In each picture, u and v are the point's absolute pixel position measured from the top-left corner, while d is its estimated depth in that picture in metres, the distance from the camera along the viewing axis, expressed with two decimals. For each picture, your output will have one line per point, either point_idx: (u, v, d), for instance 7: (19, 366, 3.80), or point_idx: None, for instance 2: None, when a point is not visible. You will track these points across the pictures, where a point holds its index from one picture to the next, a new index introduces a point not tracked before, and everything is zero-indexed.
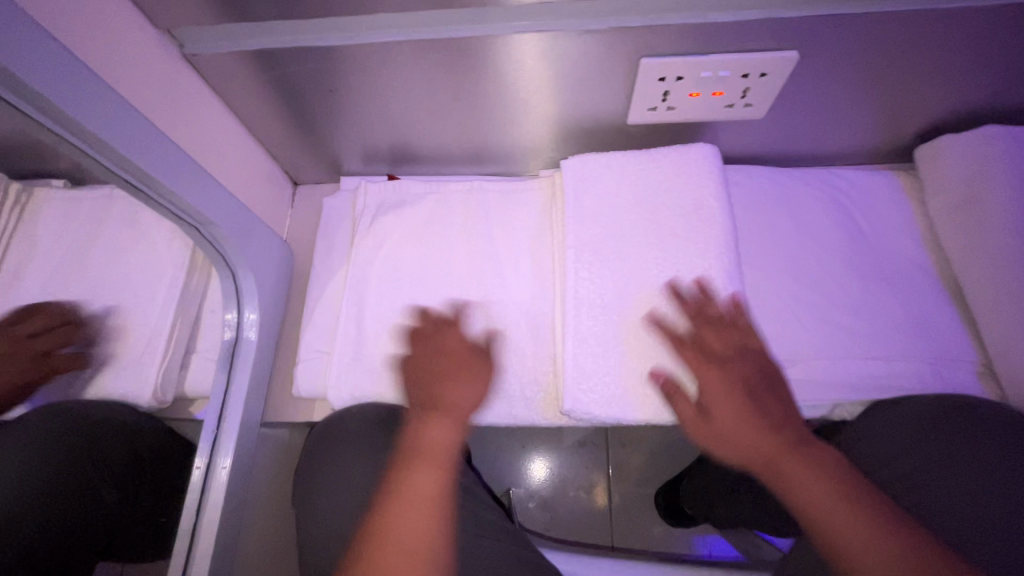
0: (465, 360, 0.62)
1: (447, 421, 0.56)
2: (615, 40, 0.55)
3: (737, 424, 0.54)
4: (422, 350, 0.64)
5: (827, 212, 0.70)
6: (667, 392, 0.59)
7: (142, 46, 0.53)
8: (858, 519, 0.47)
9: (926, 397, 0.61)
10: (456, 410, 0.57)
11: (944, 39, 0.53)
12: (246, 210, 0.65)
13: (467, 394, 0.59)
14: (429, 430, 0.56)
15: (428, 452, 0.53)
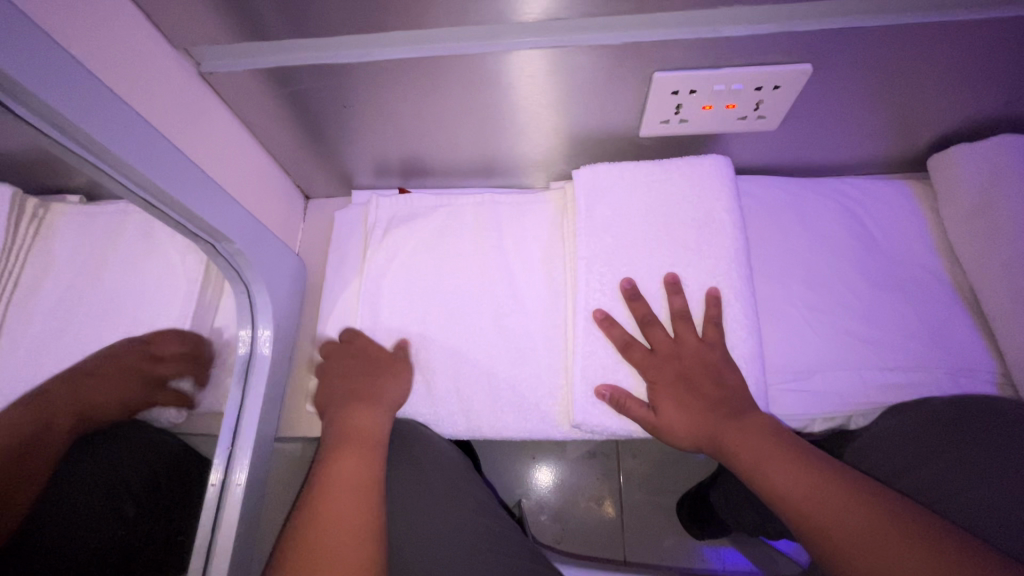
0: (380, 400, 0.65)
1: (358, 451, 0.59)
2: (631, 55, 0.55)
3: (682, 414, 0.58)
4: (390, 390, 0.66)
5: (837, 219, 0.71)
6: (618, 402, 0.61)
7: (159, 64, 0.53)
8: (800, 474, 0.51)
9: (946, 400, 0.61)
10: (364, 437, 0.61)
11: (952, 51, 0.54)
12: (259, 226, 0.65)
13: (377, 422, 0.63)
14: (342, 462, 0.58)
15: (342, 482, 0.56)
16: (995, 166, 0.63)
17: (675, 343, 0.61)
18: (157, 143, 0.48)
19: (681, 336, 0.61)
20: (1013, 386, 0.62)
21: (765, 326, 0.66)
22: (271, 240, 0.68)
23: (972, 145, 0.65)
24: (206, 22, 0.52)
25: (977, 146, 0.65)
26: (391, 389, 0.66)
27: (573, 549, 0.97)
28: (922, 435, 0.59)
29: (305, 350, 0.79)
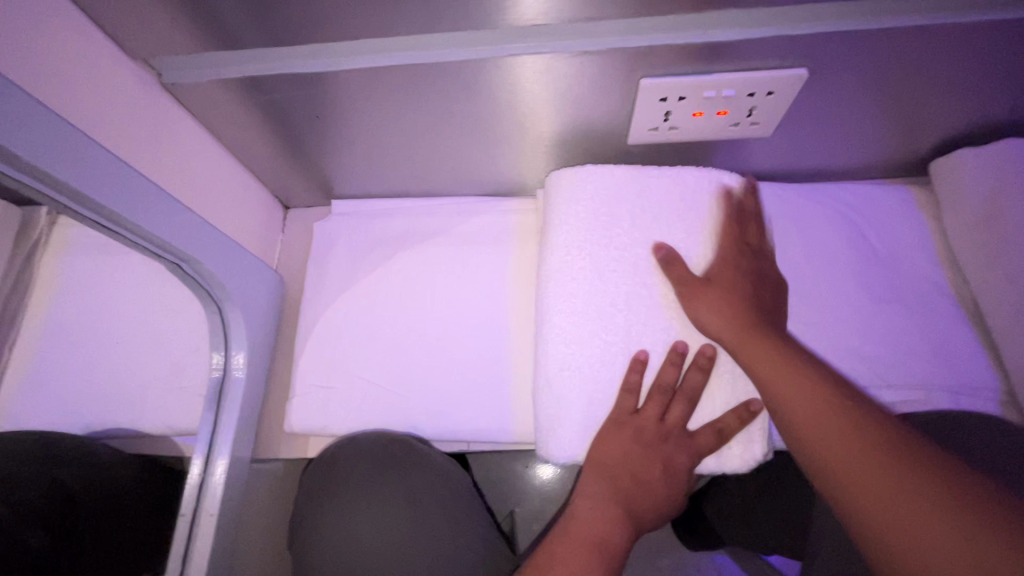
0: (603, 467, 0.54)
1: (601, 503, 0.53)
2: (615, 61, 0.52)
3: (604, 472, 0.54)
4: (626, 447, 0.54)
5: (836, 228, 0.68)
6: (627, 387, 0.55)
7: (113, 75, 0.50)
8: (884, 463, 0.38)
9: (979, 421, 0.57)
10: (607, 544, 0.51)
11: (956, 54, 0.51)
12: (229, 241, 0.62)
13: (590, 514, 0.53)
14: (581, 509, 0.54)
15: (570, 532, 0.52)
16: (999, 172, 0.60)
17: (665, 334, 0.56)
18: (109, 162, 0.45)
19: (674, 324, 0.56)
20: (1016, 403, 0.59)
21: None
22: (245, 256, 0.66)
23: (975, 150, 0.62)
24: (164, 31, 0.49)
25: (980, 151, 0.62)
26: (612, 443, 0.54)
27: None
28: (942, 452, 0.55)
29: (285, 366, 0.76)
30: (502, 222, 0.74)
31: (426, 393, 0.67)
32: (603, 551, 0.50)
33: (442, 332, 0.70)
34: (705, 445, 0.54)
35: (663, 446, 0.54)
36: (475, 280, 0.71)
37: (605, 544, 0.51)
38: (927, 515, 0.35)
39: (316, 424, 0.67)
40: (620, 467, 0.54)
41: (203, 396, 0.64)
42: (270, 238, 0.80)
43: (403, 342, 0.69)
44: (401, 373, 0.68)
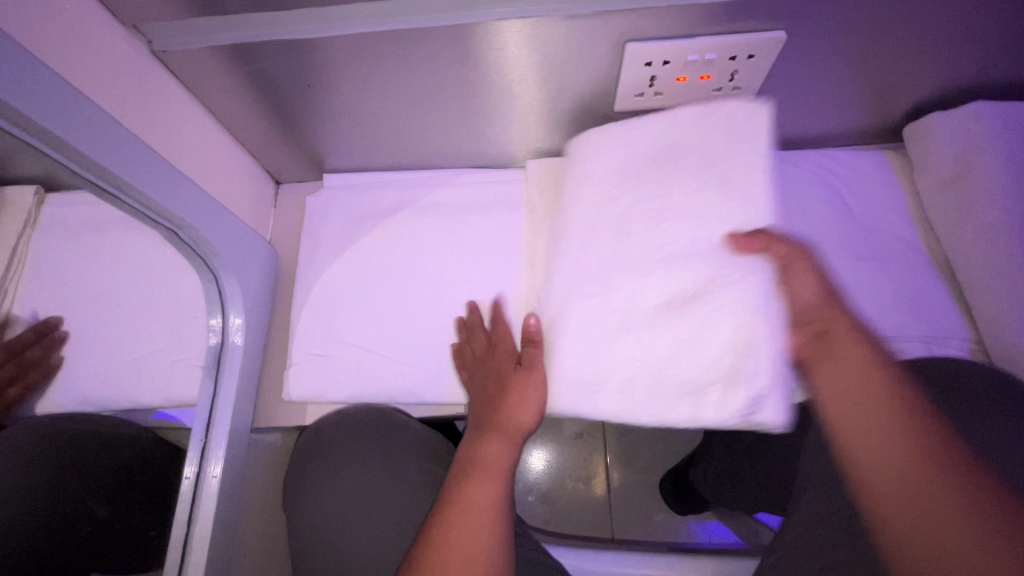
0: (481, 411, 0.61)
1: (487, 472, 0.56)
2: (602, 25, 0.54)
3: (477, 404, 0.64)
4: (490, 393, 0.62)
5: (816, 191, 0.71)
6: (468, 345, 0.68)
7: (105, 41, 0.50)
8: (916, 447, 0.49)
9: (948, 368, 0.60)
10: (488, 467, 0.57)
11: (927, 16, 0.54)
12: (225, 211, 0.63)
13: (485, 483, 0.55)
14: (469, 479, 0.56)
15: (464, 504, 0.53)
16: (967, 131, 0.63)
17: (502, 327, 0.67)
18: (108, 126, 0.45)
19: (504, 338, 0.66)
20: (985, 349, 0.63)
21: None
22: (241, 228, 0.67)
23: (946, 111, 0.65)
24: None
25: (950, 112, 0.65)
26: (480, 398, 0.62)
27: (564, 526, 1.04)
28: None
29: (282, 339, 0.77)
30: (493, 193, 0.76)
31: (423, 359, 0.69)
32: (497, 512, 0.54)
33: (437, 299, 0.71)
34: (539, 408, 0.60)
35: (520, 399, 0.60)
36: (468, 249, 0.73)
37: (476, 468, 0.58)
38: (952, 501, 0.46)
39: (315, 392, 0.69)
40: (487, 403, 0.63)
41: (202, 365, 0.66)
42: (263, 213, 0.81)
43: (399, 311, 0.71)
44: (398, 341, 0.69)
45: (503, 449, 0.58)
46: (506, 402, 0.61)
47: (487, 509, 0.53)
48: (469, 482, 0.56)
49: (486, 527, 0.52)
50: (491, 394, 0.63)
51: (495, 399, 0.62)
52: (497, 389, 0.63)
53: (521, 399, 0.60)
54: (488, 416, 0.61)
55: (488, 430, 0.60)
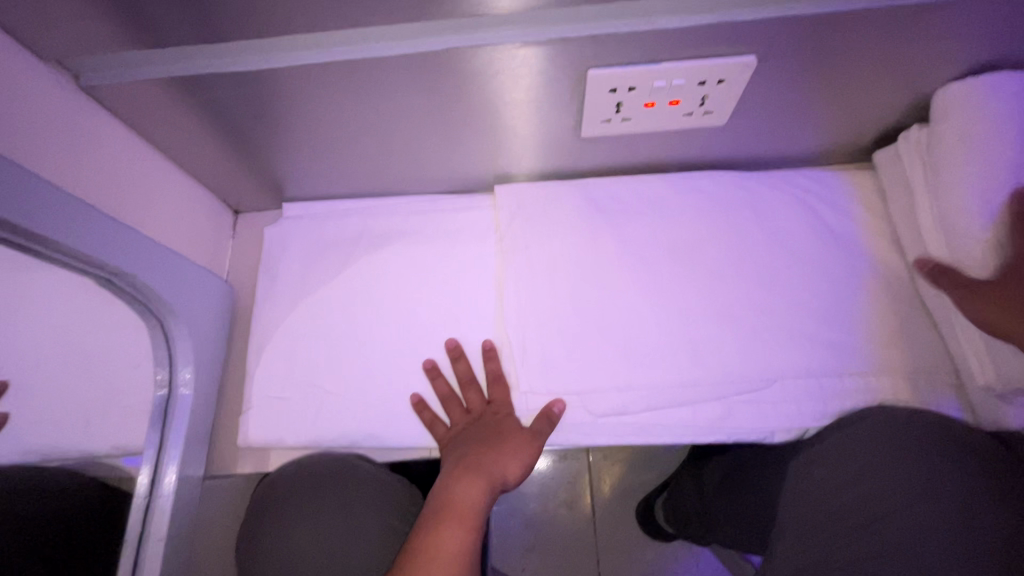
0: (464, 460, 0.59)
1: (457, 524, 0.53)
2: (559, 52, 0.51)
3: (456, 450, 0.61)
4: (473, 444, 0.60)
5: (795, 216, 0.67)
6: (441, 396, 0.64)
7: (22, 78, 0.47)
8: None
9: (932, 415, 0.57)
10: (462, 511, 0.54)
11: (905, 37, 0.51)
12: (167, 251, 0.59)
13: (456, 535, 0.52)
14: (439, 531, 0.52)
15: (433, 558, 0.50)
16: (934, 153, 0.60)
17: (469, 378, 0.64)
18: (21, 176, 0.42)
19: (471, 398, 0.64)
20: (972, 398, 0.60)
21: (716, 335, 0.61)
22: (189, 266, 0.63)
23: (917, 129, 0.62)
24: (75, 29, 0.46)
25: (919, 133, 0.62)
26: (465, 450, 0.60)
27: (545, 556, 1.01)
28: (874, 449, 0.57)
29: (240, 379, 0.74)
30: (459, 221, 0.73)
31: (385, 400, 0.66)
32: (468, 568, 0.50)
33: (400, 336, 0.68)
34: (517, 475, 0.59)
35: (502, 455, 0.59)
36: (433, 281, 0.70)
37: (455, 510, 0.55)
38: None
39: (272, 438, 0.65)
40: (465, 446, 0.61)
41: (148, 417, 0.62)
42: (219, 245, 0.77)
43: (361, 349, 0.67)
44: (359, 380, 0.66)
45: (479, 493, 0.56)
46: (487, 449, 0.59)
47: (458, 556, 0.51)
48: (440, 524, 0.53)
49: None
50: (468, 440, 0.61)
51: (474, 442, 0.60)
52: (475, 436, 0.61)
53: (503, 447, 0.59)
54: (464, 457, 0.59)
55: (465, 471, 0.58)
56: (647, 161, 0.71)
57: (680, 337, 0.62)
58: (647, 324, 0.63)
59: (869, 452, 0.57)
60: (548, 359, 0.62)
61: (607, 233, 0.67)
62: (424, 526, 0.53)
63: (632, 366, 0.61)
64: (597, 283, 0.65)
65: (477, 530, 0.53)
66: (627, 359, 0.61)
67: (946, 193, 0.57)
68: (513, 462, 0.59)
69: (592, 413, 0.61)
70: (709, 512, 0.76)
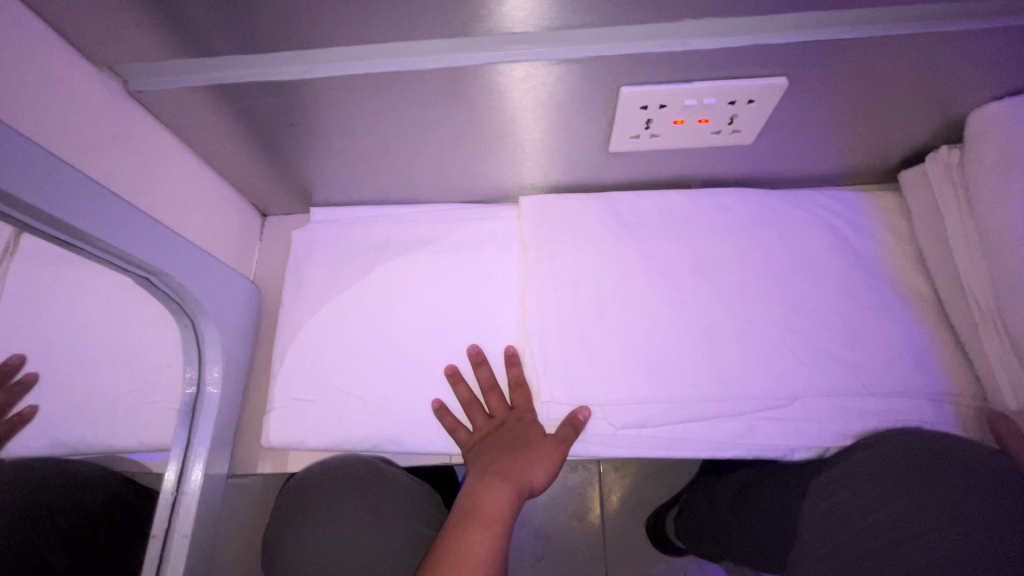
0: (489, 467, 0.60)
1: (485, 530, 0.54)
2: (594, 70, 0.52)
3: (480, 456, 0.62)
4: (497, 450, 0.61)
5: (819, 236, 0.67)
6: (464, 402, 0.65)
7: (76, 84, 0.49)
8: None
9: (956, 442, 0.57)
10: (488, 517, 0.55)
11: (937, 64, 0.51)
12: (202, 252, 0.60)
13: (484, 540, 0.53)
14: (467, 538, 0.53)
15: (462, 563, 0.51)
16: (959, 175, 0.61)
17: (492, 385, 0.65)
18: (76, 179, 0.43)
19: (493, 404, 0.65)
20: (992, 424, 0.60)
21: (738, 350, 0.62)
22: (220, 267, 0.65)
23: (942, 152, 0.63)
24: (129, 37, 0.48)
25: (945, 156, 0.62)
26: (488, 456, 0.61)
27: (555, 565, 1.01)
28: (890, 471, 0.57)
29: (263, 379, 0.75)
30: (483, 230, 0.74)
31: (407, 405, 0.66)
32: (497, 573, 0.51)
33: (424, 341, 0.69)
34: (542, 482, 0.60)
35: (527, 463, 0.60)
36: (458, 288, 0.71)
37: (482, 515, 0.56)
38: None
39: (295, 439, 0.66)
40: (489, 452, 0.61)
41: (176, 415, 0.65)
42: (246, 248, 0.79)
43: (384, 353, 0.68)
44: (381, 383, 0.67)
45: (505, 500, 0.57)
46: (513, 456, 0.60)
47: (486, 560, 0.52)
48: (469, 530, 0.54)
49: None
50: (492, 446, 0.62)
51: (498, 449, 0.61)
52: (499, 442, 0.62)
53: (528, 454, 0.60)
54: (489, 464, 0.60)
55: (491, 478, 0.59)
56: (671, 176, 0.72)
57: (703, 353, 0.62)
58: (671, 339, 0.63)
59: (888, 475, 0.57)
60: (571, 369, 0.62)
61: (631, 246, 0.68)
62: (451, 532, 0.54)
63: (654, 379, 0.61)
64: (621, 295, 0.65)
65: (504, 536, 0.55)
66: (650, 372, 0.62)
67: (988, 214, 0.56)
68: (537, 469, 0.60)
69: (614, 425, 0.62)
70: (721, 528, 0.76)
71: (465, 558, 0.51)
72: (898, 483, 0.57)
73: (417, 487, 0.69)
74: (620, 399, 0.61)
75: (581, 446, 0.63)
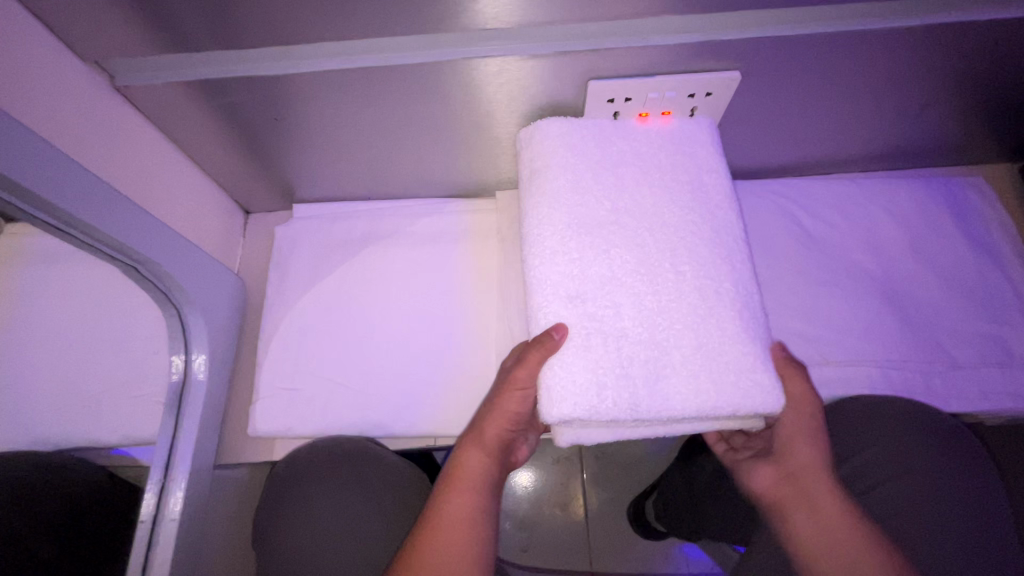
0: (474, 433, 0.59)
1: (463, 491, 0.55)
2: (563, 64, 0.55)
3: (475, 418, 0.61)
4: (484, 407, 0.59)
5: (777, 219, 0.74)
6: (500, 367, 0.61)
7: (65, 78, 0.50)
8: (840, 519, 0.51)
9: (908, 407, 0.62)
10: (467, 478, 0.56)
11: (871, 61, 0.56)
12: (187, 243, 0.62)
13: (463, 500, 0.54)
14: (446, 501, 0.54)
15: (439, 524, 0.52)
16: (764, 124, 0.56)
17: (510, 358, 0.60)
18: (69, 167, 0.45)
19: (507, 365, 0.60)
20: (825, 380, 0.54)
21: None
22: (205, 260, 0.66)
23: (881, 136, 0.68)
24: (114, 31, 0.49)
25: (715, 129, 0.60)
26: (478, 413, 0.60)
27: (540, 553, 1.03)
28: (852, 436, 0.62)
29: (248, 374, 0.76)
30: (463, 222, 0.77)
31: (393, 390, 0.68)
32: (478, 527, 0.53)
33: (405, 327, 0.71)
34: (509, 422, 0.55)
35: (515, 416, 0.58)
36: (440, 280, 0.73)
37: (468, 473, 0.56)
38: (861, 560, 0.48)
39: (284, 426, 0.67)
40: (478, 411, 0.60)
41: (162, 404, 0.64)
42: (229, 243, 0.80)
43: (368, 341, 0.71)
44: (366, 371, 0.69)
45: (484, 460, 0.57)
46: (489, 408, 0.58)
47: (467, 519, 0.53)
48: (450, 491, 0.55)
49: (467, 540, 0.51)
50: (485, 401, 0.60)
51: (484, 404, 0.59)
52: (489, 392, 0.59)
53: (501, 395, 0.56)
54: (472, 427, 0.59)
55: (470, 441, 0.58)
56: None
57: (712, 322, 0.52)
58: (675, 305, 0.53)
59: (849, 440, 0.62)
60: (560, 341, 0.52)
61: None
62: (433, 498, 0.56)
63: (657, 355, 0.51)
64: None
65: (488, 487, 0.56)
66: (650, 347, 0.52)
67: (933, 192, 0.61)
68: (517, 409, 0.56)
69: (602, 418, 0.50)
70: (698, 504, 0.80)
71: (446, 514, 0.53)
72: (859, 446, 0.61)
73: (408, 468, 0.68)
74: (610, 380, 0.50)
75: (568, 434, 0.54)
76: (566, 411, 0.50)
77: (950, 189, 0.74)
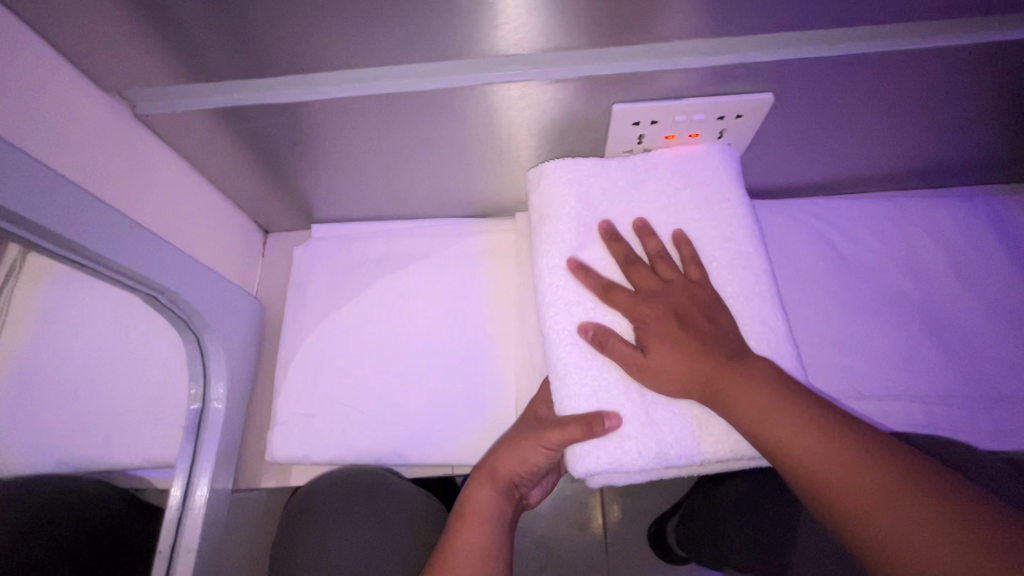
0: (487, 470, 0.57)
1: (477, 525, 0.52)
2: (587, 88, 0.53)
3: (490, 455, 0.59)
4: (501, 447, 0.58)
5: (809, 243, 0.71)
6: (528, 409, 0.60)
7: (85, 109, 0.50)
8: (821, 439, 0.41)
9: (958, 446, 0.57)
10: (479, 512, 0.54)
11: (914, 80, 0.53)
12: (205, 269, 0.62)
13: (472, 534, 0.52)
14: (459, 534, 0.52)
15: (449, 554, 0.50)
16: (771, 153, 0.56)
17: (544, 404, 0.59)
18: (87, 202, 0.45)
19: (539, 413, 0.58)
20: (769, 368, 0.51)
21: None
22: (224, 284, 0.66)
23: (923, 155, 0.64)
24: (135, 62, 0.49)
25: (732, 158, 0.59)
26: (495, 452, 0.59)
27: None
28: None
29: (266, 395, 0.76)
30: (483, 243, 0.75)
31: (410, 417, 0.67)
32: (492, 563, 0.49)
33: (422, 351, 0.70)
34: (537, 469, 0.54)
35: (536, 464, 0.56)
36: (458, 302, 0.72)
37: (481, 511, 0.54)
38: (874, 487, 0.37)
39: (300, 451, 0.67)
40: (496, 448, 0.59)
41: (181, 430, 0.65)
42: (249, 264, 0.80)
43: (385, 365, 0.70)
44: (383, 396, 0.68)
45: (497, 496, 0.55)
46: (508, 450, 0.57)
47: (482, 553, 0.50)
48: (463, 524, 0.53)
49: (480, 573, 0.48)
50: (505, 442, 0.58)
51: (503, 444, 0.58)
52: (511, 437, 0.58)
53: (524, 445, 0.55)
54: (488, 463, 0.58)
55: (483, 474, 0.57)
56: None
57: None
58: None
59: None
60: (585, 389, 0.50)
61: None
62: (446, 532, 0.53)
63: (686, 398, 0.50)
64: None
65: (499, 528, 0.53)
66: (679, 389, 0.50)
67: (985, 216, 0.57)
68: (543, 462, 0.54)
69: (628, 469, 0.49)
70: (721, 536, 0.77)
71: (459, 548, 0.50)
72: None
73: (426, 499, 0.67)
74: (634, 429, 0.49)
75: (600, 478, 0.53)
76: (592, 464, 0.49)
77: (994, 209, 0.71)
